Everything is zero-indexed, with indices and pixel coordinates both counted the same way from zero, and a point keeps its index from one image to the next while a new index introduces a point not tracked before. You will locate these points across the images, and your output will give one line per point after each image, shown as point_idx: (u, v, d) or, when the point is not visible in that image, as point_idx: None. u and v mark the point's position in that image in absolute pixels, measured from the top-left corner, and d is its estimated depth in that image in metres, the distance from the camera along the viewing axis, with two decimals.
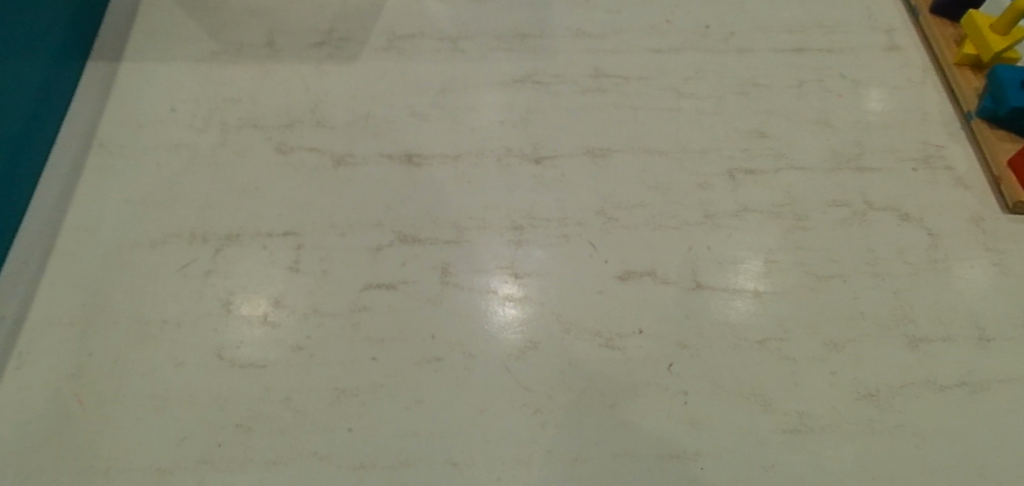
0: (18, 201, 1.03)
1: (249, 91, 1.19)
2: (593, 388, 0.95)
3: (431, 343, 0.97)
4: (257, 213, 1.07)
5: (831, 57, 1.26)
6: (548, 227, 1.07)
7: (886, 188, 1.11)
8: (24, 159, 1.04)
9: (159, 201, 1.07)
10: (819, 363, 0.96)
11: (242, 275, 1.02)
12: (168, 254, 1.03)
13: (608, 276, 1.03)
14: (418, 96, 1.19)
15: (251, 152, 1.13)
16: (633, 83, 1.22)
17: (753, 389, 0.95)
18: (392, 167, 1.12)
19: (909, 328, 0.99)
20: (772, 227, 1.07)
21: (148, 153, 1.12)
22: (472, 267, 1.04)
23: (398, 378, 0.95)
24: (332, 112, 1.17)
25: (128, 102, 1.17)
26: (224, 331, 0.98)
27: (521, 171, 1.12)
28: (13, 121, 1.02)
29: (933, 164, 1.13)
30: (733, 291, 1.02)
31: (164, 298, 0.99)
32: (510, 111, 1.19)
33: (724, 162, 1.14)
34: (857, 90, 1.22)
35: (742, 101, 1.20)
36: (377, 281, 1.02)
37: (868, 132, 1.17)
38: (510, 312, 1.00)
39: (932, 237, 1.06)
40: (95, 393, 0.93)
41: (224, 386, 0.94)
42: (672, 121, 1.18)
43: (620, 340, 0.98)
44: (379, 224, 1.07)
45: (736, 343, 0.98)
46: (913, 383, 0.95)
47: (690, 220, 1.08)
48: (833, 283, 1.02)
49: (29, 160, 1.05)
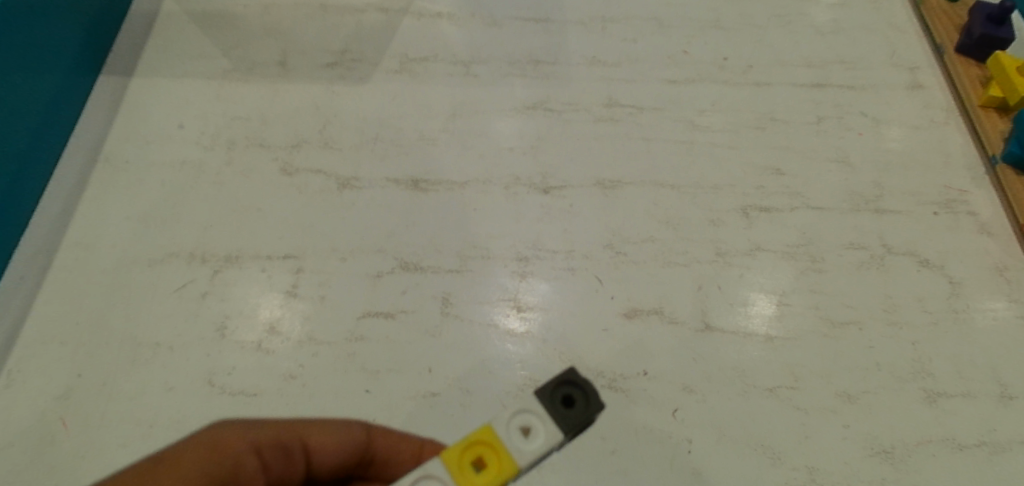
0: (19, 215, 1.01)
1: (258, 109, 1.17)
2: (594, 433, 0.91)
3: (428, 377, 0.95)
4: (258, 235, 1.05)
5: (852, 94, 1.23)
6: (553, 259, 1.04)
7: (906, 233, 1.07)
8: (30, 171, 1.03)
9: (159, 220, 1.06)
10: (832, 415, 0.92)
11: (239, 298, 1.00)
12: (165, 275, 1.01)
13: (613, 313, 1.00)
14: (428, 119, 1.17)
15: (256, 172, 1.11)
16: (646, 113, 1.20)
17: (761, 439, 0.91)
18: (398, 193, 1.10)
19: (927, 381, 0.95)
20: (785, 268, 1.04)
21: (153, 170, 1.10)
22: (474, 298, 1.01)
23: (391, 413, 0.92)
24: (339, 133, 1.15)
25: (136, 118, 1.15)
26: (217, 357, 0.95)
27: (529, 200, 1.10)
28: (22, 133, 1.01)
29: (954, 209, 1.09)
30: (743, 334, 0.98)
31: (159, 319, 0.97)
32: (521, 138, 1.16)
33: (738, 198, 1.10)
34: (878, 128, 1.18)
35: (758, 136, 1.17)
36: (375, 310, 0.99)
37: (889, 173, 1.13)
38: (511, 346, 0.97)
39: (953, 285, 1.03)
40: (84, 416, 0.91)
41: (213, 414, 0.91)
42: (686, 154, 1.15)
43: (624, 382, 0.94)
44: (381, 249, 1.04)
45: (744, 390, 0.94)
46: (930, 440, 0.91)
47: (701, 257, 1.05)
48: (848, 330, 0.98)
49: (34, 173, 1.04)
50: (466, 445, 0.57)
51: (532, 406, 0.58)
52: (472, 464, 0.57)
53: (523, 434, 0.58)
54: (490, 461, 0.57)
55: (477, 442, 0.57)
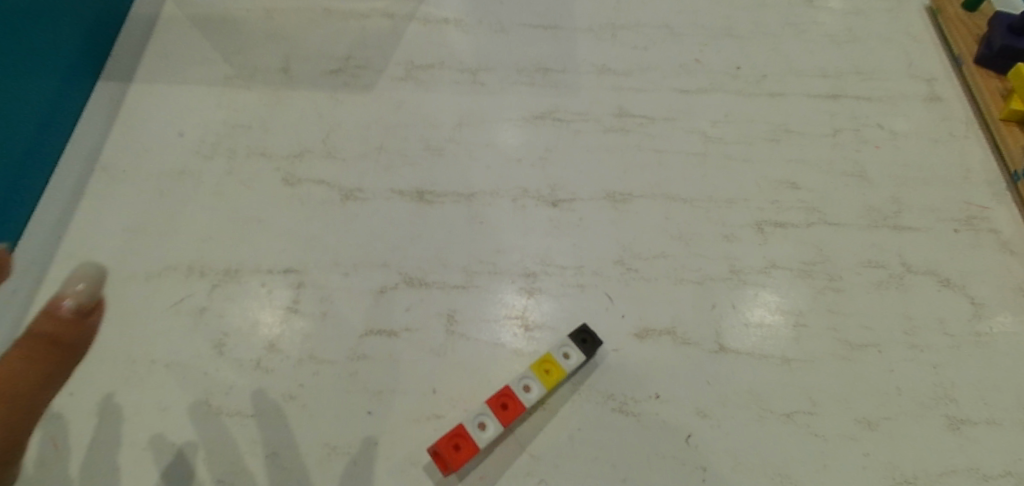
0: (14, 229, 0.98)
1: (260, 117, 1.14)
2: (604, 459, 0.88)
3: (432, 398, 0.91)
4: (258, 247, 1.02)
5: (869, 105, 1.20)
6: (562, 276, 1.01)
7: (925, 251, 1.04)
8: (28, 177, 0.99)
9: (156, 231, 1.02)
10: (851, 442, 0.89)
11: (238, 314, 0.97)
12: (162, 289, 0.98)
13: (624, 333, 0.96)
14: (433, 129, 1.14)
15: (256, 182, 1.08)
16: (658, 124, 1.16)
17: (777, 467, 0.88)
18: (403, 204, 1.06)
19: (950, 408, 0.92)
20: (801, 286, 1.01)
21: (151, 179, 1.07)
22: (481, 316, 0.98)
23: (394, 437, 0.89)
24: (343, 142, 1.12)
25: (134, 125, 1.12)
26: (215, 375, 0.92)
27: (537, 213, 1.07)
28: (19, 139, 0.97)
29: (976, 226, 1.06)
30: (758, 355, 0.95)
31: (156, 336, 0.94)
32: (529, 149, 1.13)
33: (752, 213, 1.07)
34: (896, 142, 1.15)
35: (774, 149, 1.14)
36: (378, 327, 0.96)
37: (907, 188, 1.10)
38: (517, 366, 0.94)
39: (975, 306, 0.99)
40: (76, 437, 0.87)
41: (210, 435, 0.88)
42: (698, 167, 1.12)
43: (636, 405, 0.91)
44: (385, 264, 1.01)
45: (760, 415, 0.91)
46: (954, 470, 0.88)
47: (714, 274, 1.02)
48: (867, 353, 0.96)
49: (33, 179, 1.00)
50: (539, 362, 0.90)
51: (569, 343, 0.92)
52: (542, 371, 0.90)
53: (567, 354, 0.92)
54: (552, 372, 0.90)
55: (546, 359, 0.91)
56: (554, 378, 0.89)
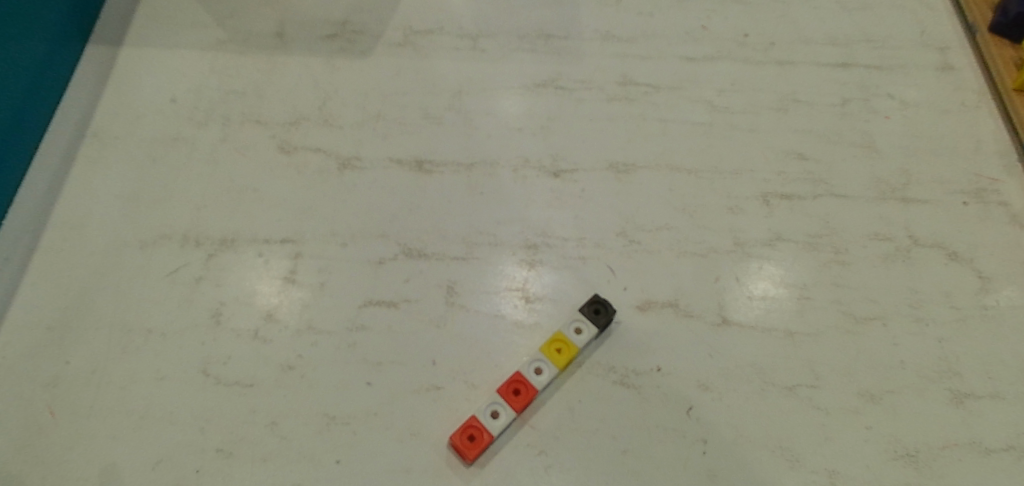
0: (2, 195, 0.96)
1: (255, 83, 1.11)
2: (604, 431, 0.87)
3: (432, 370, 0.90)
4: (254, 216, 1.00)
5: (880, 74, 1.17)
6: (564, 247, 0.99)
7: (933, 223, 1.02)
8: (15, 143, 0.97)
9: (150, 198, 1.01)
10: (853, 416, 0.89)
11: (234, 284, 0.95)
12: (157, 258, 0.96)
13: (626, 305, 0.95)
14: (433, 96, 1.12)
15: (252, 149, 1.05)
16: (662, 92, 1.14)
17: (779, 440, 0.87)
18: (401, 174, 1.04)
19: (954, 382, 0.91)
20: (806, 259, 0.99)
21: (144, 145, 1.05)
22: (480, 287, 0.96)
23: (393, 408, 0.88)
24: (340, 110, 1.09)
25: (126, 90, 1.09)
26: (212, 345, 0.91)
27: (538, 184, 1.04)
28: (6, 104, 0.95)
29: (985, 198, 1.04)
30: (761, 329, 0.94)
31: (151, 305, 0.93)
32: (530, 118, 1.10)
33: (758, 184, 1.05)
34: (906, 112, 1.13)
35: (781, 118, 1.11)
36: (377, 298, 0.95)
37: (916, 159, 1.08)
38: (517, 339, 0.93)
39: (982, 280, 0.98)
40: (71, 406, 0.87)
41: (207, 405, 0.88)
42: (704, 137, 1.09)
43: (637, 378, 0.90)
44: (383, 235, 1.00)
45: (762, 388, 0.90)
46: (956, 444, 0.87)
47: (718, 247, 1.00)
48: (871, 326, 0.94)
49: (19, 146, 0.98)
50: (550, 341, 0.90)
51: (580, 319, 0.92)
52: (553, 351, 0.90)
53: (578, 330, 0.91)
54: (564, 350, 0.90)
55: (557, 338, 0.91)
56: (565, 357, 0.89)
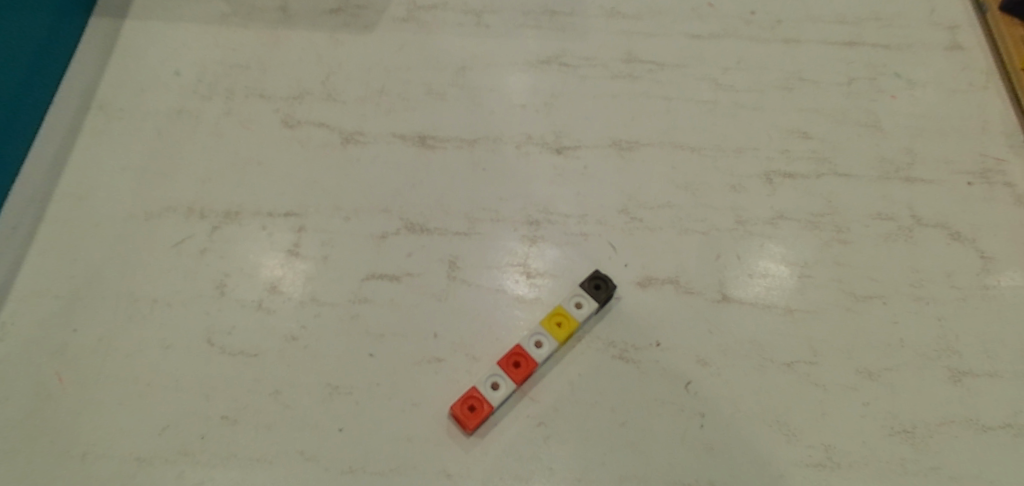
0: (11, 160, 0.96)
1: (259, 57, 1.11)
2: (603, 404, 0.88)
3: (433, 342, 0.91)
4: (258, 190, 1.01)
5: (887, 53, 1.16)
6: (565, 224, 1.00)
7: (937, 203, 1.02)
8: (23, 112, 0.97)
9: (156, 171, 1.01)
10: (851, 392, 0.89)
11: (238, 256, 0.96)
12: (163, 229, 0.97)
13: (627, 282, 0.96)
14: (436, 72, 1.11)
15: (256, 123, 1.06)
16: (667, 70, 1.13)
17: (776, 415, 0.88)
18: (404, 149, 1.05)
19: (953, 360, 0.91)
20: (808, 238, 0.99)
21: (149, 118, 1.05)
22: (482, 262, 0.97)
23: (395, 379, 0.89)
24: (344, 85, 1.09)
25: (131, 62, 1.10)
26: (216, 315, 0.92)
27: (541, 160, 1.05)
28: (13, 73, 0.95)
29: (991, 179, 1.04)
30: (761, 306, 0.94)
31: (157, 276, 0.94)
32: (534, 94, 1.10)
33: (761, 163, 1.05)
34: (912, 92, 1.12)
35: (786, 97, 1.11)
36: (379, 272, 0.96)
37: (922, 139, 1.07)
38: (518, 313, 0.93)
39: (985, 260, 0.98)
40: (78, 373, 0.88)
41: (212, 374, 0.89)
42: (708, 115, 1.09)
43: (637, 353, 0.91)
44: (386, 209, 1.00)
45: (761, 364, 0.90)
46: (953, 421, 0.88)
47: (720, 225, 1.00)
48: (871, 305, 0.95)
49: (27, 115, 0.98)
50: (550, 315, 0.91)
51: (580, 293, 0.92)
52: (553, 325, 0.90)
53: (578, 304, 0.92)
54: (564, 324, 0.90)
55: (557, 312, 0.91)
56: (564, 331, 0.90)
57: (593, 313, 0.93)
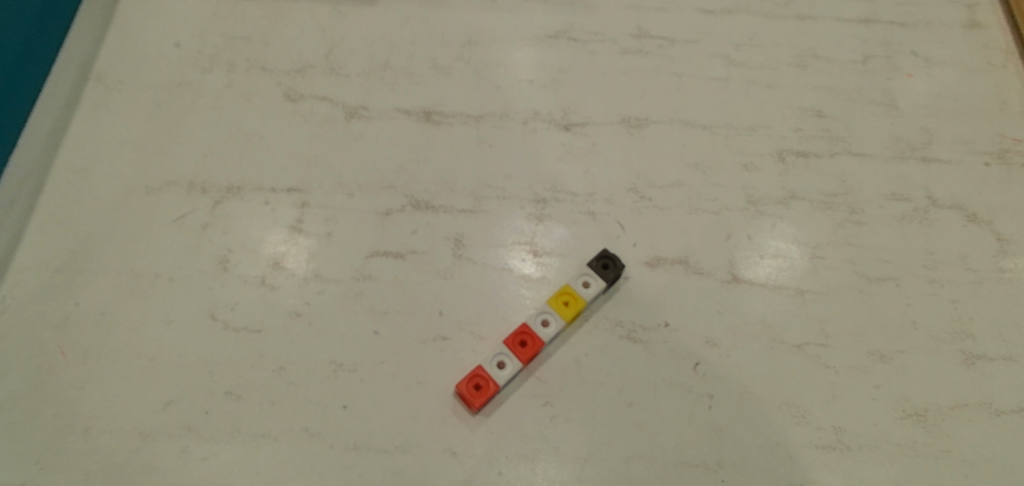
0: (14, 124, 0.92)
1: (260, 29, 1.09)
2: (610, 384, 0.87)
3: (438, 320, 0.90)
4: (261, 164, 0.99)
5: (903, 31, 1.13)
6: (573, 202, 0.98)
7: (952, 184, 1.00)
8: (25, 77, 0.93)
9: (157, 144, 1.00)
10: (863, 375, 0.88)
11: (241, 231, 0.95)
12: (164, 203, 0.96)
13: (635, 261, 0.94)
14: (442, 46, 1.09)
15: (258, 97, 1.04)
16: (678, 46, 1.11)
17: (786, 398, 0.86)
18: (409, 125, 1.03)
19: (966, 343, 0.90)
20: (821, 218, 0.97)
21: (149, 90, 1.03)
22: (488, 241, 0.95)
23: (400, 357, 0.88)
24: (347, 58, 1.07)
25: (130, 34, 1.07)
26: (219, 291, 0.91)
27: (549, 137, 1.03)
28: (14, 36, 0.91)
29: (1008, 160, 1.02)
30: (772, 287, 0.93)
31: (158, 250, 0.93)
32: (541, 70, 1.08)
33: (773, 141, 1.03)
34: (929, 70, 1.09)
35: (799, 75, 1.08)
36: (383, 249, 0.94)
37: (938, 119, 1.05)
38: (524, 291, 0.92)
39: (1001, 242, 0.96)
40: (79, 348, 0.87)
41: (215, 350, 0.88)
42: (720, 92, 1.07)
43: (644, 333, 0.90)
44: (391, 185, 0.98)
45: (770, 346, 0.89)
46: (966, 404, 0.86)
47: (731, 205, 0.98)
48: (884, 287, 0.93)
49: (29, 79, 0.94)
50: (557, 294, 0.89)
51: (588, 272, 0.91)
52: (560, 304, 0.89)
53: (586, 284, 0.90)
54: (572, 303, 0.89)
55: (564, 291, 0.89)
56: (572, 310, 0.88)
57: (601, 293, 0.91)
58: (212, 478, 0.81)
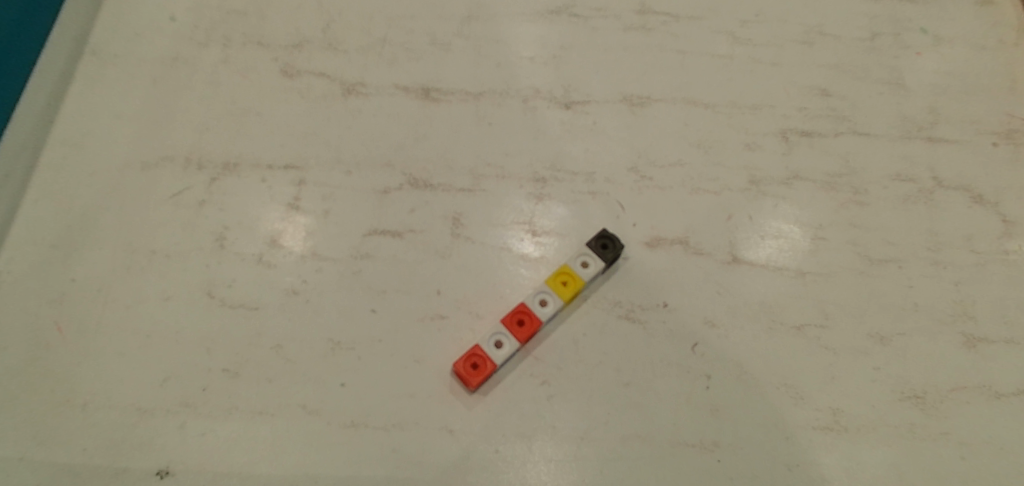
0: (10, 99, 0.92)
1: (257, 3, 1.07)
2: (608, 364, 0.86)
3: (436, 299, 0.90)
4: (257, 141, 0.98)
5: (913, 8, 1.11)
6: (573, 181, 0.97)
7: (959, 165, 0.98)
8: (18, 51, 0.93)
9: (153, 119, 0.99)
10: (863, 356, 0.87)
11: (238, 208, 0.94)
12: (161, 179, 0.95)
13: (635, 241, 0.93)
14: (442, 22, 1.07)
15: (255, 72, 1.02)
16: (682, 22, 1.09)
17: (784, 379, 0.86)
18: (407, 102, 1.01)
19: (968, 326, 0.89)
20: (824, 198, 0.96)
21: (144, 64, 1.02)
22: (486, 220, 0.94)
23: (397, 335, 0.88)
24: (345, 34, 1.06)
25: (125, 7, 1.06)
26: (216, 269, 0.90)
27: (549, 115, 1.01)
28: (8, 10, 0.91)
29: (1016, 140, 1.00)
30: (773, 268, 0.92)
31: (154, 227, 0.92)
32: (543, 46, 1.06)
33: (777, 121, 1.01)
34: (938, 48, 1.07)
35: (805, 52, 1.06)
36: (381, 228, 0.93)
37: (946, 98, 1.03)
38: (522, 271, 0.91)
39: (1006, 224, 0.95)
40: (76, 324, 0.87)
41: (212, 327, 0.87)
42: (724, 70, 1.05)
43: (643, 314, 0.89)
44: (389, 163, 0.97)
45: (770, 327, 0.88)
46: (965, 387, 0.86)
47: (734, 185, 0.97)
48: (887, 269, 0.92)
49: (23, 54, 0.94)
50: (556, 274, 0.88)
51: (587, 252, 0.90)
52: (558, 283, 0.88)
53: (585, 264, 0.89)
54: (570, 282, 0.88)
55: (563, 271, 0.89)
56: (570, 290, 0.88)
57: (600, 273, 0.90)
58: (209, 453, 0.82)
